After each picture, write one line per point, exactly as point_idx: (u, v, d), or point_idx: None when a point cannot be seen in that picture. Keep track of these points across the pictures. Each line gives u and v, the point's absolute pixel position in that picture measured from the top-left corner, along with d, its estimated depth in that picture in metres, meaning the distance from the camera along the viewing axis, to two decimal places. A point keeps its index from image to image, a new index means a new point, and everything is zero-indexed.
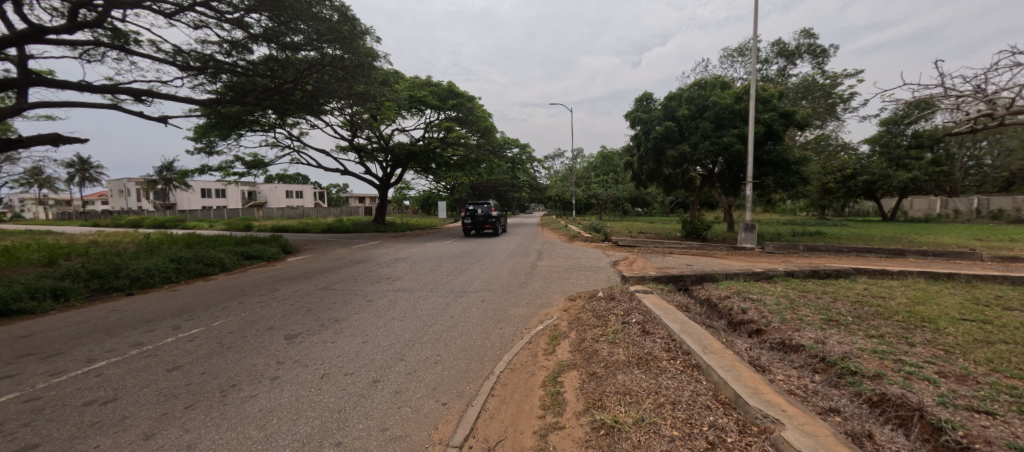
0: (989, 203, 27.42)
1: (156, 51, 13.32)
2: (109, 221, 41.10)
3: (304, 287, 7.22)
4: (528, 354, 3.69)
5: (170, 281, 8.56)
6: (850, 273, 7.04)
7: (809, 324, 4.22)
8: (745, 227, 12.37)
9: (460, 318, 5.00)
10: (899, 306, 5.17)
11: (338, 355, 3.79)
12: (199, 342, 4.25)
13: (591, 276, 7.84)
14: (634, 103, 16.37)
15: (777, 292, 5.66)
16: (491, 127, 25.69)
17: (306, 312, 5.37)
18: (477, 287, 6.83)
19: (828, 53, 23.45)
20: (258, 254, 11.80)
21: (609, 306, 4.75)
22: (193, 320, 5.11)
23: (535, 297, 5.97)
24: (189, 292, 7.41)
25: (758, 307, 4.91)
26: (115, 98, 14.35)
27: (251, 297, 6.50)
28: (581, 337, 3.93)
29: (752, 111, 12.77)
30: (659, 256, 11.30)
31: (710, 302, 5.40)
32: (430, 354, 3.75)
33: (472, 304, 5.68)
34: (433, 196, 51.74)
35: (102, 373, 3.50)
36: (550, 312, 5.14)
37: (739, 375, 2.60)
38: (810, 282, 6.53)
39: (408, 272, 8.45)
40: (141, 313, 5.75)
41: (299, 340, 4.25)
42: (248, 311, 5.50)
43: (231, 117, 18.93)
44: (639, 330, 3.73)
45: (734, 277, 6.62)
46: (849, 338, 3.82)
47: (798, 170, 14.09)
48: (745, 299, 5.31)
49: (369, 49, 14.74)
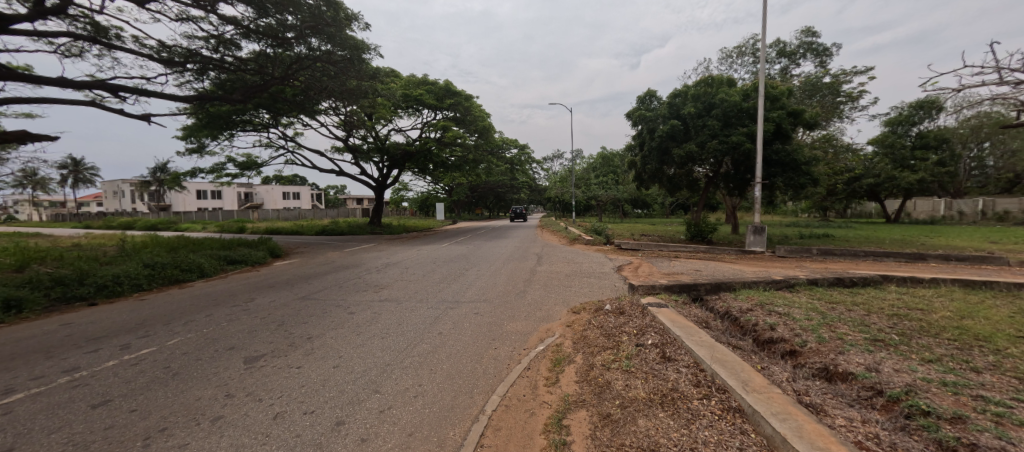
0: (994, 206, 26.65)
1: (139, 46, 12.74)
2: (101, 223, 40.37)
3: (282, 296, 6.62)
4: (525, 384, 3.11)
5: (140, 289, 7.93)
6: (877, 280, 6.49)
7: (853, 344, 3.63)
8: (754, 229, 11.84)
9: (451, 335, 4.42)
10: (944, 321, 4.59)
11: (300, 386, 3.19)
12: (144, 366, 3.66)
13: (595, 283, 7.26)
14: (636, 100, 15.82)
15: (804, 305, 5.07)
16: (488, 127, 25.13)
17: (278, 327, 4.78)
18: (471, 296, 6.24)
19: (830, 52, 22.90)
20: (241, 259, 11.21)
21: (619, 323, 4.16)
22: (147, 338, 4.52)
23: (533, 309, 5.38)
24: (157, 302, 6.79)
25: (788, 323, 4.32)
26: (98, 96, 13.78)
27: (222, 309, 5.90)
28: (588, 363, 3.34)
29: (762, 109, 12.23)
30: (664, 260, 10.78)
31: (730, 316, 4.81)
32: (411, 384, 3.17)
33: (464, 318, 5.10)
34: (431, 198, 51.13)
35: (11, 410, 2.90)
36: (551, 328, 4.56)
37: (801, 428, 1.97)
38: (836, 291, 5.93)
39: (398, 280, 7.85)
40: (93, 328, 5.13)
41: (260, 364, 3.66)
42: (212, 326, 4.91)
43: (221, 116, 18.32)
44: (658, 356, 3.14)
45: (752, 286, 6.04)
46: (906, 364, 3.23)
47: (808, 170, 13.53)
48: (770, 312, 4.74)
49: (360, 42, 14.17)
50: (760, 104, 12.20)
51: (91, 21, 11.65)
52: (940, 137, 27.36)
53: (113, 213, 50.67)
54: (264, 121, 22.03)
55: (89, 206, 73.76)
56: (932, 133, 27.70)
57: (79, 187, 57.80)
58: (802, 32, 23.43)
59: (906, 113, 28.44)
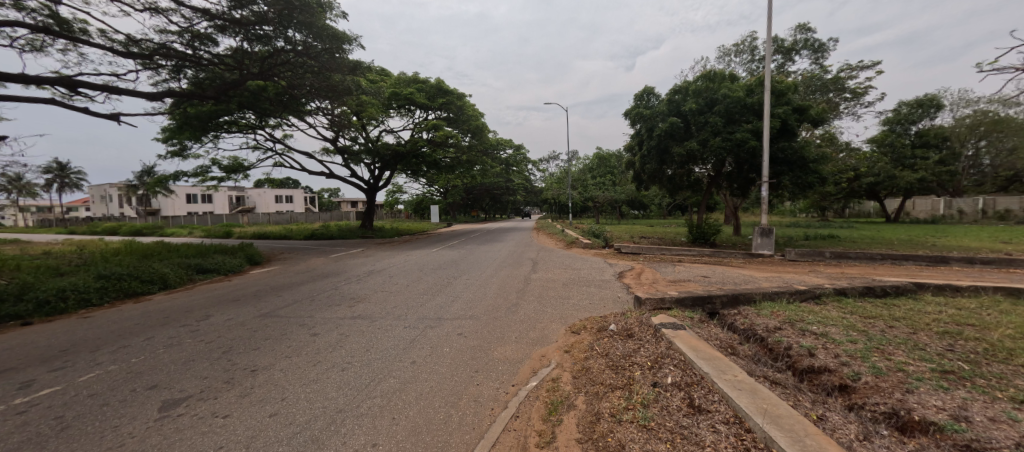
0: (996, 203, 26.04)
1: (106, 40, 11.87)
2: (85, 228, 39.11)
3: (242, 313, 5.84)
4: (513, 446, 2.36)
5: (88, 305, 7.04)
6: (911, 289, 5.79)
7: (921, 380, 2.92)
8: (761, 231, 11.19)
9: (425, 364, 3.67)
10: (1009, 341, 3.88)
11: (217, 447, 2.43)
12: (28, 419, 2.87)
13: (595, 294, 6.54)
14: (634, 98, 15.13)
15: (841, 323, 4.36)
16: (481, 127, 24.47)
17: (222, 356, 4.01)
18: (456, 312, 5.50)
19: (827, 49, 22.29)
20: (213, 268, 10.47)
21: (629, 350, 3.44)
22: (60, 373, 3.74)
23: (525, 329, 4.63)
24: (102, 319, 6.01)
25: (829, 347, 3.61)
26: (64, 94, 12.89)
27: (168, 330, 5.10)
28: (593, 411, 2.61)
29: (768, 105, 11.64)
30: (667, 265, 10.09)
31: (757, 336, 4.09)
32: (362, 444, 2.42)
33: (444, 341, 4.34)
34: (425, 200, 50.38)
35: None
36: (547, 354, 3.82)
37: None
38: (868, 303, 5.23)
39: (377, 291, 7.12)
40: (7, 356, 4.35)
41: (177, 412, 2.89)
42: (145, 356, 4.12)
43: (201, 116, 17.45)
44: (684, 405, 2.40)
45: (775, 297, 5.32)
46: (1000, 409, 2.52)
47: (817, 169, 12.86)
48: (805, 332, 4.04)
49: (342, 35, 13.40)
50: (766, 99, 11.54)
51: (51, 13, 10.73)
52: (939, 135, 27.13)
53: (99, 218, 49.29)
54: (250, 122, 21.27)
55: (79, 212, 72.54)
56: (931, 132, 27.41)
57: (65, 191, 56.39)
58: (798, 29, 22.84)
59: (905, 112, 28.29)
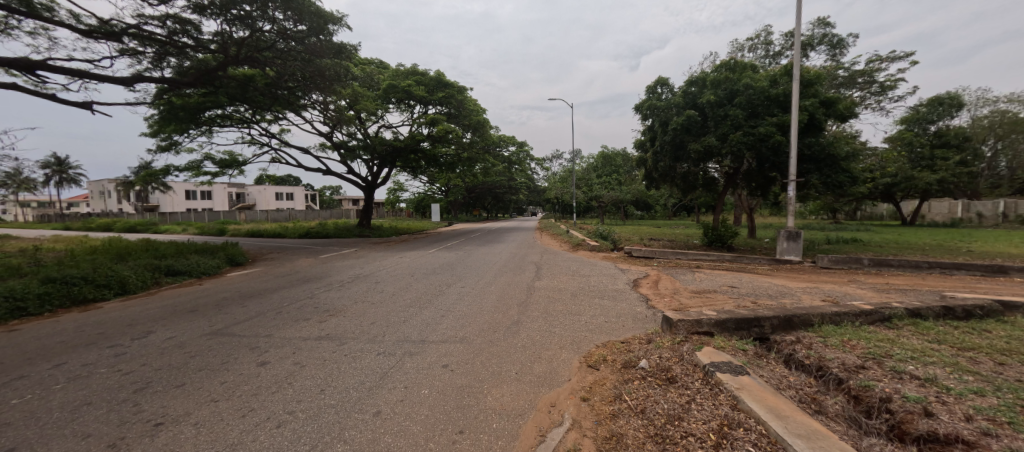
0: (1018, 206, 24.81)
1: (78, 23, 10.97)
2: (80, 224, 38.43)
3: (190, 330, 4.87)
4: None
5: (23, 315, 6.09)
6: (997, 310, 4.77)
7: None
8: (788, 235, 10.14)
9: (393, 419, 2.69)
10: None
11: None
12: None
13: (611, 309, 5.52)
14: (646, 90, 14.11)
15: (940, 359, 3.35)
16: (482, 122, 23.38)
17: (129, 398, 3.05)
18: (444, 332, 4.55)
19: (846, 44, 21.14)
20: (185, 270, 9.51)
21: (680, 407, 2.45)
22: None
23: (529, 359, 3.68)
24: (22, 334, 5.02)
25: (948, 402, 2.61)
26: (38, 81, 12.02)
27: (89, 353, 4.14)
28: None
29: (797, 95, 10.57)
30: (685, 271, 9.09)
31: (834, 378, 3.11)
32: None
33: (422, 377, 3.36)
34: (426, 199, 49.49)
35: None
36: (557, 403, 2.82)
37: None
38: (954, 329, 4.20)
39: (358, 302, 6.16)
40: None
41: None
42: (32, 395, 3.16)
43: (189, 109, 16.58)
44: None
45: (837, 320, 4.30)
46: None
47: (846, 167, 11.79)
48: (901, 375, 3.03)
49: (332, 16, 12.42)
50: (795, 90, 10.47)
51: None
52: (960, 135, 25.82)
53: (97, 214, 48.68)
54: (243, 116, 20.41)
55: (81, 206, 72.49)
56: (952, 131, 26.14)
57: (65, 187, 56.00)
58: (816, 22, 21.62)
59: (923, 111, 27.12)
